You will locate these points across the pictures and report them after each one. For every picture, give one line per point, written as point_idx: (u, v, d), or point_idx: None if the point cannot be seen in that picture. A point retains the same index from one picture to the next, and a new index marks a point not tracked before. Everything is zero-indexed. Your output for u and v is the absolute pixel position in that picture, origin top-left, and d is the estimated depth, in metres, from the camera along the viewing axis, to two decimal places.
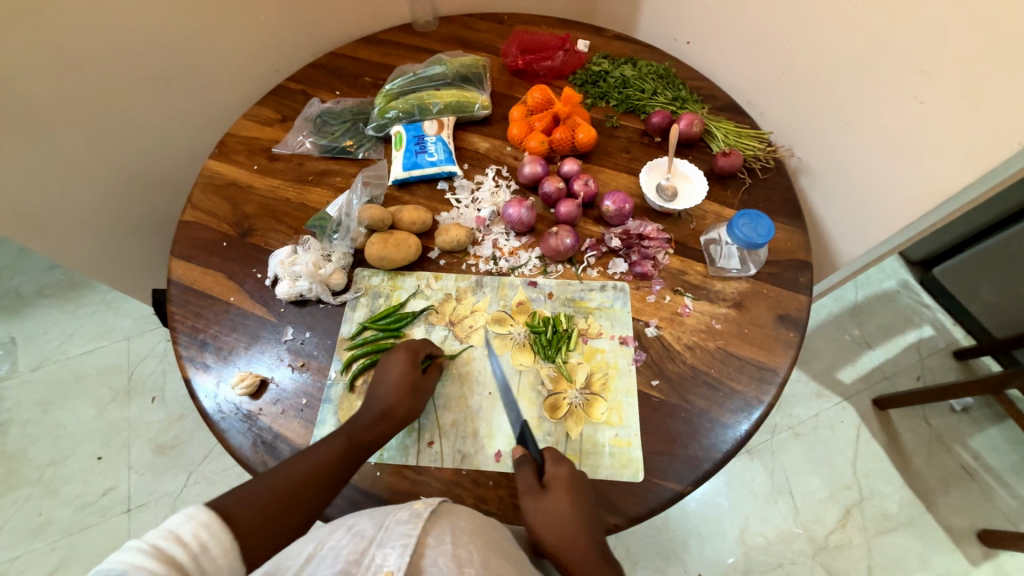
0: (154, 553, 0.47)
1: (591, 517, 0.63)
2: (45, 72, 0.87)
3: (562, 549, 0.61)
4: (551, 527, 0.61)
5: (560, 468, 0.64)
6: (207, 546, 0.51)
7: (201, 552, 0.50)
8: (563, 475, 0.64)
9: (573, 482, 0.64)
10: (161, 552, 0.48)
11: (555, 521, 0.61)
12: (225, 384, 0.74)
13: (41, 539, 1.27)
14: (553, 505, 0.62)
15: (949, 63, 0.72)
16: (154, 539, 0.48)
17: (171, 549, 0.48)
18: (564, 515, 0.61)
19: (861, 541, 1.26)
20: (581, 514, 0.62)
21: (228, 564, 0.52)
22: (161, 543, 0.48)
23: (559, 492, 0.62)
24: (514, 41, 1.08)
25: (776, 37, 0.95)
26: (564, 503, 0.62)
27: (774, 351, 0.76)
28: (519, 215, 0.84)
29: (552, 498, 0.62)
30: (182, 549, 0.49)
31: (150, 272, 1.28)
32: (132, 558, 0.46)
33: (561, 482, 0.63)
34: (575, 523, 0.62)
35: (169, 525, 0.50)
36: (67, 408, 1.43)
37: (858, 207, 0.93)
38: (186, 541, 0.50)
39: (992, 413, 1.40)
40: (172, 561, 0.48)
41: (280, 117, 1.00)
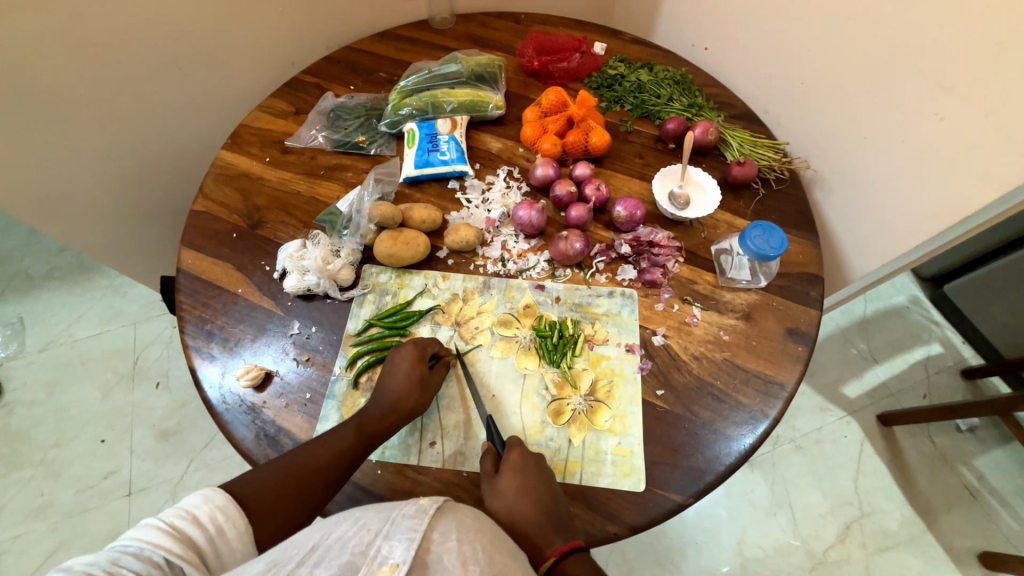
0: (174, 533, 0.51)
1: (546, 498, 0.63)
2: (61, 57, 0.87)
3: (518, 528, 0.61)
4: (504, 508, 0.62)
5: (511, 451, 0.65)
6: (222, 528, 0.55)
7: (217, 533, 0.54)
8: (512, 459, 0.64)
9: (526, 464, 0.64)
10: (179, 531, 0.52)
11: (507, 503, 0.62)
12: (230, 375, 0.74)
13: (42, 519, 1.28)
14: (504, 488, 0.62)
15: (972, 81, 0.71)
16: (175, 518, 0.53)
17: (188, 529, 0.52)
18: (514, 497, 0.61)
19: (860, 557, 1.25)
20: (534, 495, 0.62)
21: (242, 546, 0.56)
22: (181, 522, 0.52)
23: (509, 474, 0.63)
24: (530, 42, 1.08)
25: (796, 47, 0.94)
26: (513, 484, 0.62)
27: (782, 364, 0.76)
28: (530, 218, 0.84)
29: (505, 482, 0.63)
30: (200, 529, 0.53)
31: (158, 259, 1.28)
32: (151, 536, 0.50)
33: (513, 465, 0.64)
34: (525, 503, 0.61)
35: (188, 506, 0.54)
36: (72, 391, 1.44)
37: (872, 222, 0.92)
38: (204, 522, 0.54)
39: (998, 434, 1.39)
40: (191, 540, 0.52)
41: (294, 110, 1.00)
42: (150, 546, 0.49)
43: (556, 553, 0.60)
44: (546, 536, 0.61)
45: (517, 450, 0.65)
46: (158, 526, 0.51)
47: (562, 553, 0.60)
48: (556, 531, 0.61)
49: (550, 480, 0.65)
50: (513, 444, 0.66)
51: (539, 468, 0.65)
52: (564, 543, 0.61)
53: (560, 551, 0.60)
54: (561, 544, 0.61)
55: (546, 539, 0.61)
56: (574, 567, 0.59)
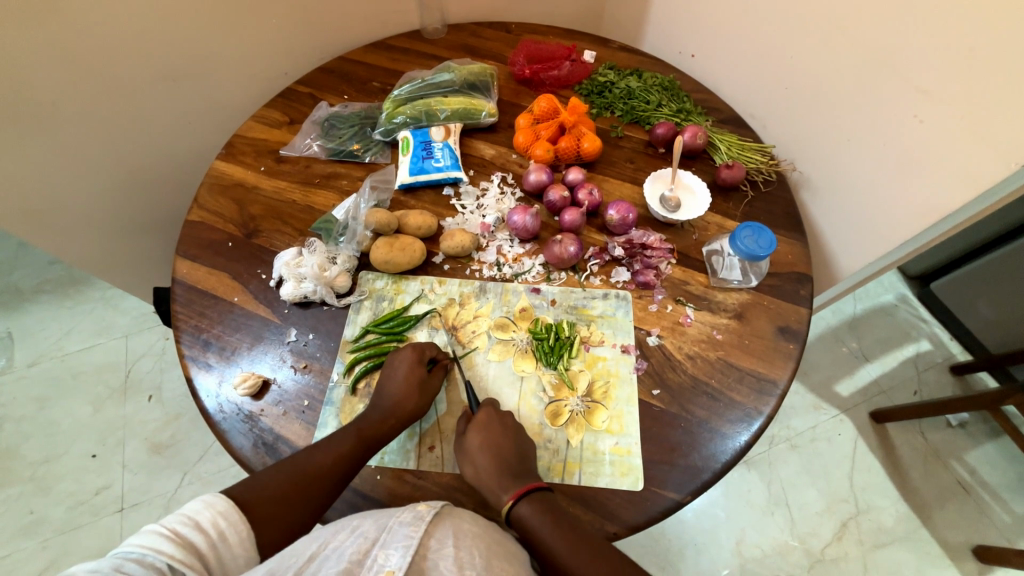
0: (176, 539, 0.51)
1: (510, 452, 0.65)
2: (53, 68, 0.87)
3: (480, 480, 0.64)
4: (468, 463, 0.65)
5: (480, 410, 0.69)
6: (225, 534, 0.55)
7: (219, 539, 0.54)
8: (477, 417, 0.68)
9: (490, 422, 0.67)
10: (181, 538, 0.52)
11: (471, 458, 0.65)
12: (227, 384, 0.74)
13: (33, 536, 1.26)
14: (468, 443, 0.66)
15: (950, 82, 0.73)
16: (177, 524, 0.53)
17: (190, 535, 0.52)
18: (476, 449, 0.65)
19: (857, 555, 1.26)
20: (494, 448, 0.65)
21: (245, 552, 0.56)
22: (183, 528, 0.53)
23: (473, 431, 0.67)
24: (521, 51, 1.10)
25: (780, 53, 0.97)
26: (476, 439, 0.66)
27: (774, 362, 0.77)
28: (524, 222, 0.85)
29: (470, 437, 0.66)
30: (202, 535, 0.53)
31: (151, 270, 1.28)
32: (154, 543, 0.50)
33: (478, 422, 0.67)
34: (484, 455, 0.64)
35: (190, 512, 0.55)
36: (63, 406, 1.42)
37: (859, 222, 0.94)
38: (206, 528, 0.54)
39: (988, 428, 1.41)
40: (193, 547, 0.52)
41: (288, 120, 1.01)
42: (153, 552, 0.50)
43: (514, 496, 0.62)
44: (504, 483, 0.63)
45: (483, 409, 0.69)
46: (160, 532, 0.51)
47: (517, 496, 0.62)
48: (515, 478, 0.63)
49: (515, 436, 0.67)
50: (483, 404, 0.70)
51: (504, 425, 0.67)
52: (522, 487, 0.63)
53: (516, 494, 0.62)
54: (520, 489, 0.63)
55: (504, 486, 0.63)
56: (529, 508, 0.61)
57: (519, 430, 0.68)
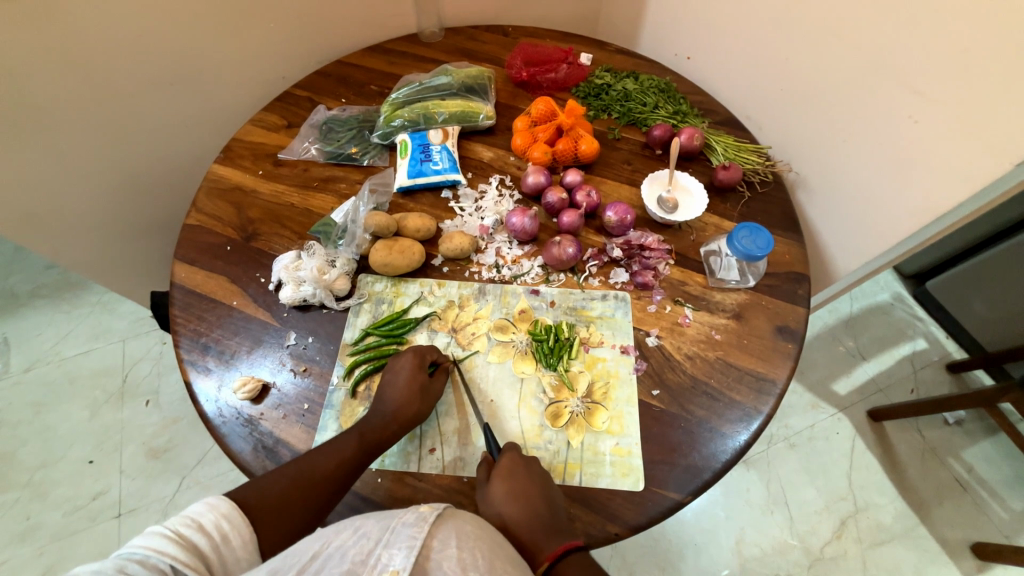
0: (180, 540, 0.51)
1: (539, 504, 0.63)
2: (50, 72, 0.87)
3: (510, 534, 0.61)
4: (495, 514, 0.62)
5: (503, 457, 0.66)
6: (227, 536, 0.55)
7: (222, 541, 0.54)
8: (502, 464, 0.65)
9: (515, 468, 0.65)
10: (185, 539, 0.52)
11: (499, 510, 0.62)
12: (226, 388, 0.74)
13: (29, 543, 1.25)
14: (494, 493, 0.63)
15: (944, 83, 0.74)
16: (180, 526, 0.53)
17: (194, 537, 0.52)
18: (504, 500, 0.62)
19: (856, 552, 1.26)
20: (523, 498, 0.62)
21: (247, 556, 0.56)
22: (187, 530, 0.53)
23: (499, 480, 0.64)
24: (518, 54, 1.10)
25: (775, 54, 0.98)
26: (502, 488, 0.63)
27: (774, 362, 0.77)
28: (523, 224, 0.86)
29: (494, 486, 0.64)
30: (205, 537, 0.53)
31: (148, 274, 1.28)
32: (158, 544, 0.50)
33: (503, 470, 0.65)
34: (513, 506, 0.62)
35: (194, 514, 0.55)
36: (59, 411, 1.41)
37: (854, 222, 0.95)
38: (209, 531, 0.54)
39: (984, 426, 1.42)
40: (196, 548, 0.52)
41: (286, 123, 1.01)
42: (157, 553, 0.49)
43: (550, 557, 0.58)
44: (538, 539, 0.60)
45: (506, 455, 0.66)
46: (164, 534, 0.51)
47: (554, 556, 0.58)
48: (549, 534, 0.61)
49: (542, 482, 0.65)
50: (506, 449, 0.67)
51: (529, 470, 0.65)
52: (558, 546, 0.59)
53: (553, 554, 0.58)
54: (556, 548, 0.59)
55: (539, 543, 0.60)
56: (569, 569, 0.57)
57: (546, 477, 0.66)
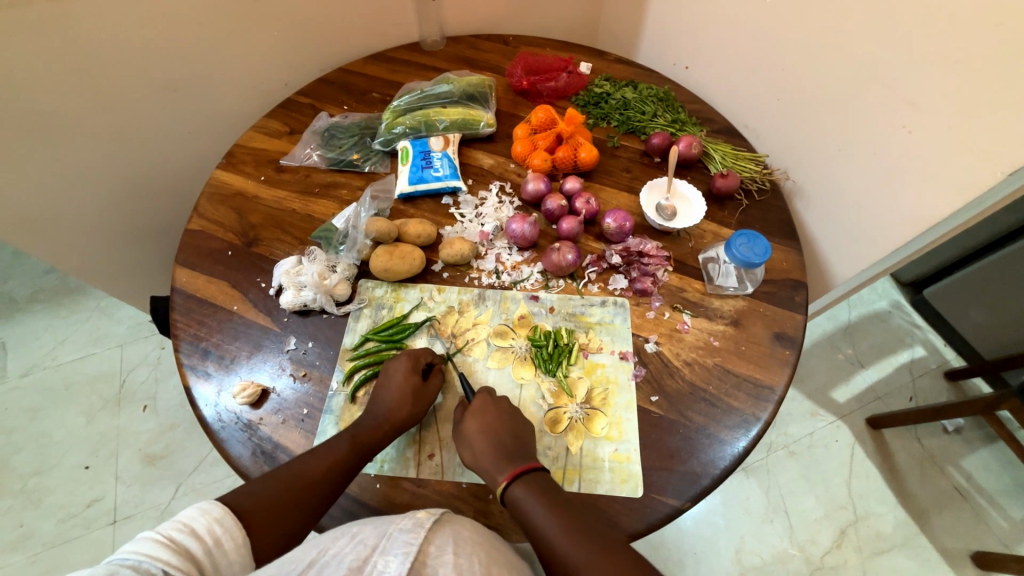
0: (172, 545, 0.51)
1: (506, 438, 0.66)
2: (54, 79, 0.89)
3: (477, 463, 0.65)
4: (466, 447, 0.66)
5: (475, 398, 0.70)
6: (220, 540, 0.55)
7: (214, 546, 0.54)
8: (474, 404, 0.69)
9: (486, 407, 0.68)
10: (177, 543, 0.52)
11: (470, 444, 0.66)
12: (225, 392, 0.74)
13: (22, 551, 1.24)
14: (466, 429, 0.67)
15: (936, 94, 0.75)
16: (173, 530, 0.53)
17: (185, 542, 0.52)
18: (474, 434, 0.66)
19: (856, 562, 1.26)
20: (492, 432, 0.66)
21: (240, 559, 0.56)
22: (179, 534, 0.52)
23: (470, 416, 0.68)
24: (519, 63, 1.11)
25: (772, 65, 0.99)
26: (473, 424, 0.67)
27: (771, 368, 0.78)
28: (522, 231, 0.86)
29: (467, 422, 0.68)
30: (198, 541, 0.53)
31: (148, 279, 1.28)
32: (149, 549, 0.50)
33: (474, 408, 0.69)
34: (481, 438, 0.65)
35: (186, 518, 0.54)
36: (55, 417, 1.41)
37: (852, 230, 0.95)
38: (201, 535, 0.54)
39: (983, 434, 1.42)
40: (189, 553, 0.52)
41: (288, 130, 1.02)
42: (149, 558, 0.49)
43: (508, 477, 0.62)
44: (499, 465, 0.64)
45: (480, 396, 0.70)
46: (155, 539, 0.51)
47: (512, 476, 0.62)
48: (511, 460, 0.64)
49: (511, 419, 0.68)
50: (479, 391, 0.71)
51: (500, 409, 0.69)
52: (517, 468, 0.63)
53: (511, 475, 0.62)
54: (515, 469, 0.63)
55: (500, 467, 0.64)
56: (523, 489, 0.62)
57: (515, 412, 0.69)
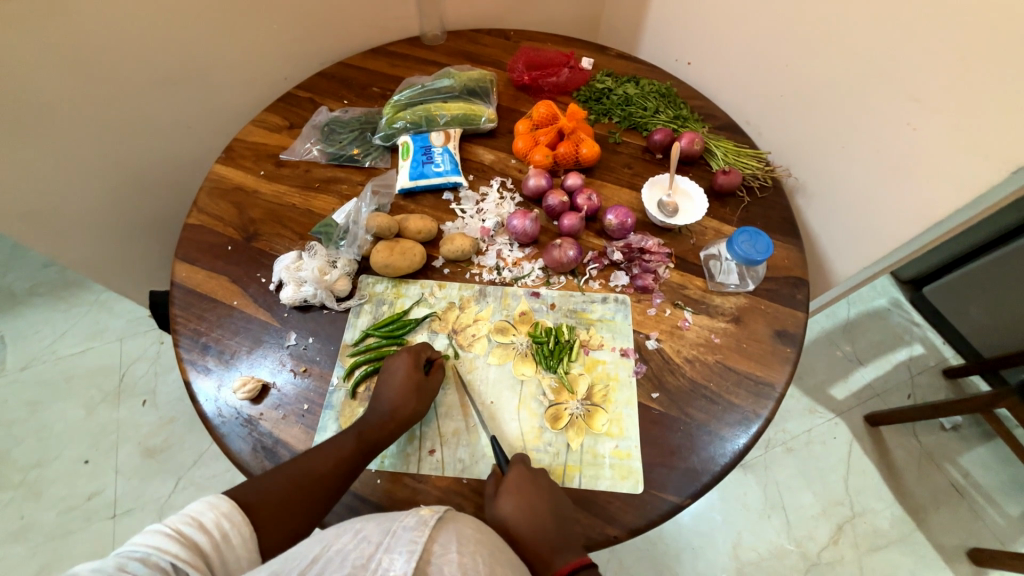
0: (180, 539, 0.51)
1: (549, 522, 0.62)
2: (52, 71, 0.88)
3: (519, 548, 0.62)
4: (503, 529, 0.63)
5: (510, 471, 0.65)
6: (228, 535, 0.55)
7: (222, 540, 0.54)
8: (509, 480, 0.64)
9: (523, 484, 0.64)
10: (185, 537, 0.52)
11: (508, 527, 0.62)
12: (226, 388, 0.74)
13: (21, 544, 1.24)
14: (504, 511, 0.63)
15: (940, 92, 0.75)
16: (181, 524, 0.53)
17: (194, 535, 0.52)
18: (513, 518, 0.62)
19: (853, 558, 1.26)
20: (533, 516, 0.62)
21: (247, 554, 0.56)
22: (187, 528, 0.53)
23: (507, 496, 0.63)
24: (520, 58, 1.11)
25: (774, 61, 0.99)
26: (511, 505, 0.63)
27: (772, 366, 0.78)
28: (523, 227, 0.86)
29: (504, 502, 0.63)
30: (206, 536, 0.53)
31: (146, 273, 1.27)
32: (158, 542, 0.50)
33: (510, 486, 0.64)
34: (522, 524, 0.62)
35: (194, 512, 0.55)
36: (54, 410, 1.41)
37: (853, 227, 0.95)
38: (209, 529, 0.54)
39: (980, 432, 1.42)
40: (196, 546, 0.52)
41: (288, 124, 1.01)
42: (157, 551, 0.49)
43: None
44: (546, 559, 0.61)
45: (515, 470, 0.65)
46: (164, 532, 0.51)
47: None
48: (558, 552, 0.61)
49: (552, 496, 0.64)
50: (513, 463, 0.66)
51: (538, 484, 0.64)
52: (565, 563, 0.60)
53: (560, 573, 0.60)
54: (569, 559, 0.61)
55: (547, 560, 0.61)
56: None
57: (553, 487, 0.66)
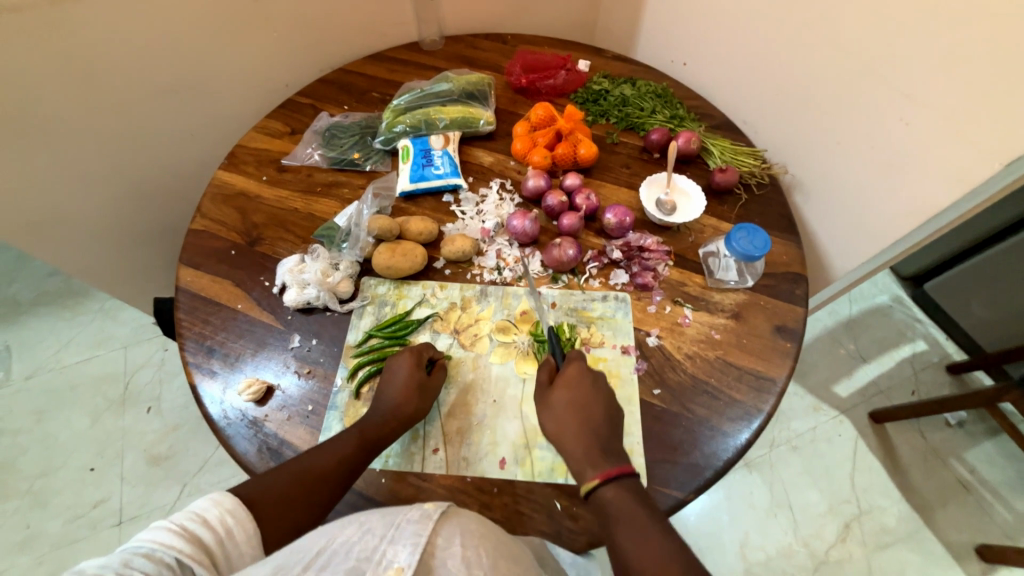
0: (185, 534, 0.51)
1: (598, 420, 0.65)
2: (58, 81, 0.89)
3: (563, 442, 0.64)
4: (553, 419, 0.66)
5: (568, 365, 0.70)
6: (232, 531, 0.55)
7: (226, 536, 0.54)
8: (568, 371, 0.69)
9: (581, 379, 0.68)
10: (190, 532, 0.51)
11: (558, 418, 0.66)
12: (231, 390, 0.75)
13: (28, 553, 1.25)
14: (557, 400, 0.67)
15: (932, 86, 0.76)
16: (185, 520, 0.52)
17: (198, 531, 0.52)
18: (565, 408, 0.66)
19: (860, 556, 1.26)
20: (585, 409, 0.65)
21: (251, 550, 0.55)
22: (192, 524, 0.52)
23: (563, 387, 0.68)
24: (517, 61, 1.12)
25: (769, 60, 1.00)
26: (564, 397, 0.67)
27: (772, 361, 0.78)
28: (523, 227, 0.87)
29: (557, 395, 0.67)
30: (210, 531, 0.53)
31: (151, 280, 1.29)
32: (162, 537, 0.49)
33: (569, 378, 0.68)
34: (573, 415, 0.65)
35: (198, 509, 0.54)
36: (60, 419, 1.42)
37: (851, 223, 0.96)
38: (213, 525, 0.54)
39: (986, 427, 1.42)
40: (201, 542, 0.52)
41: (289, 130, 1.03)
42: (162, 546, 0.49)
43: (601, 477, 0.60)
44: (592, 458, 0.62)
45: (573, 364, 0.69)
46: (169, 528, 0.50)
47: (604, 479, 0.59)
48: (604, 454, 0.62)
49: (606, 398, 0.67)
50: (570, 359, 0.70)
51: (594, 384, 0.68)
52: (610, 468, 0.61)
53: (604, 475, 0.60)
54: (609, 470, 0.61)
55: (592, 463, 0.62)
56: (613, 493, 0.59)
57: (609, 390, 0.69)
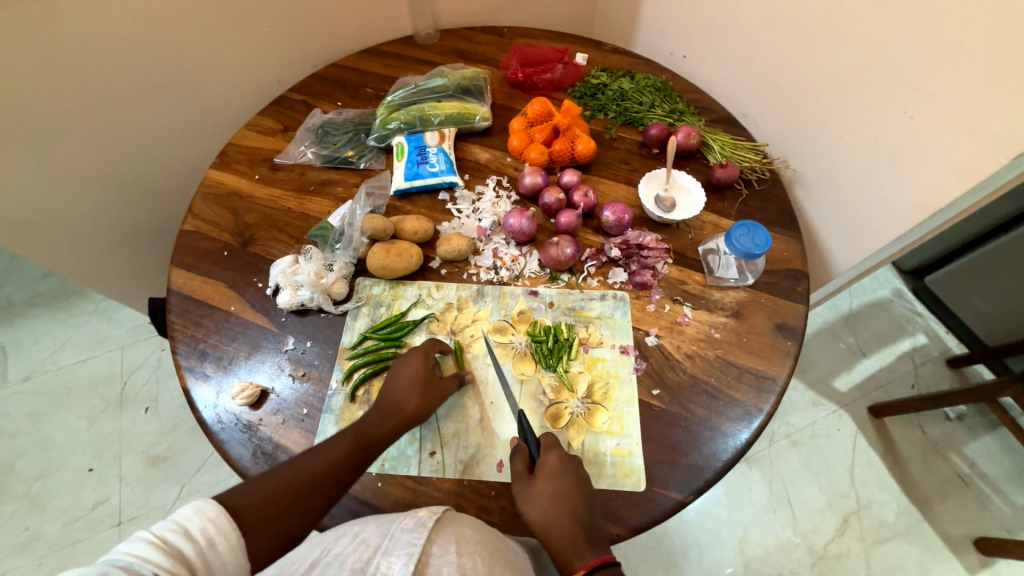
0: (164, 547, 0.48)
1: (581, 504, 0.63)
2: (43, 81, 0.87)
3: (547, 530, 0.61)
4: (533, 506, 0.63)
5: (548, 454, 0.65)
6: (214, 540, 0.51)
7: (207, 546, 0.51)
8: (550, 460, 0.64)
9: (564, 468, 0.64)
10: (169, 545, 0.48)
11: (541, 507, 0.62)
12: (225, 394, 0.74)
13: (28, 554, 1.25)
14: (539, 491, 0.63)
15: (937, 79, 0.74)
16: (165, 531, 0.49)
17: (178, 543, 0.49)
18: (547, 501, 0.62)
19: (859, 551, 1.26)
20: (566, 502, 0.62)
21: (233, 559, 0.52)
22: (171, 535, 0.49)
23: (545, 478, 0.63)
24: (514, 54, 1.10)
25: (770, 53, 0.98)
26: (546, 488, 0.63)
27: (772, 360, 0.77)
28: (520, 225, 0.85)
29: (540, 485, 0.63)
30: (190, 542, 0.50)
31: (145, 281, 1.27)
32: (140, 550, 0.47)
33: (550, 468, 0.64)
34: (555, 506, 0.62)
35: (179, 517, 0.51)
36: (57, 420, 1.41)
37: (853, 217, 0.94)
38: (194, 535, 0.50)
39: (985, 421, 1.42)
40: (180, 554, 0.49)
41: (282, 128, 1.01)
42: (140, 560, 0.46)
43: (586, 567, 0.58)
44: (578, 549, 0.60)
45: (554, 454, 0.65)
46: (148, 540, 0.48)
47: (591, 568, 0.58)
48: (591, 545, 0.60)
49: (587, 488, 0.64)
50: (551, 446, 0.66)
51: (575, 473, 0.65)
52: (596, 556, 0.59)
53: (589, 565, 0.58)
54: (592, 559, 0.59)
55: (578, 552, 0.60)
56: None
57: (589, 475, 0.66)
